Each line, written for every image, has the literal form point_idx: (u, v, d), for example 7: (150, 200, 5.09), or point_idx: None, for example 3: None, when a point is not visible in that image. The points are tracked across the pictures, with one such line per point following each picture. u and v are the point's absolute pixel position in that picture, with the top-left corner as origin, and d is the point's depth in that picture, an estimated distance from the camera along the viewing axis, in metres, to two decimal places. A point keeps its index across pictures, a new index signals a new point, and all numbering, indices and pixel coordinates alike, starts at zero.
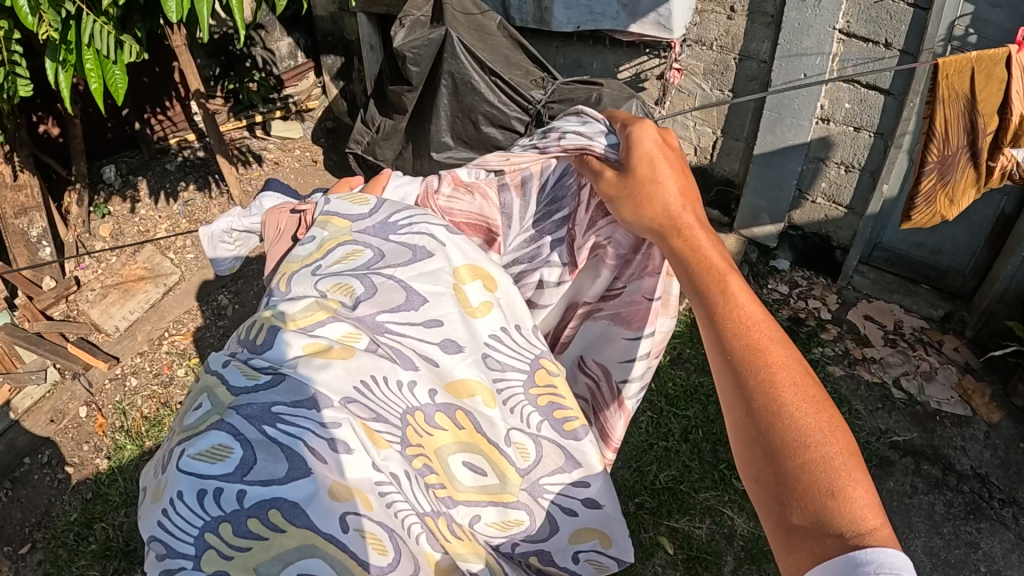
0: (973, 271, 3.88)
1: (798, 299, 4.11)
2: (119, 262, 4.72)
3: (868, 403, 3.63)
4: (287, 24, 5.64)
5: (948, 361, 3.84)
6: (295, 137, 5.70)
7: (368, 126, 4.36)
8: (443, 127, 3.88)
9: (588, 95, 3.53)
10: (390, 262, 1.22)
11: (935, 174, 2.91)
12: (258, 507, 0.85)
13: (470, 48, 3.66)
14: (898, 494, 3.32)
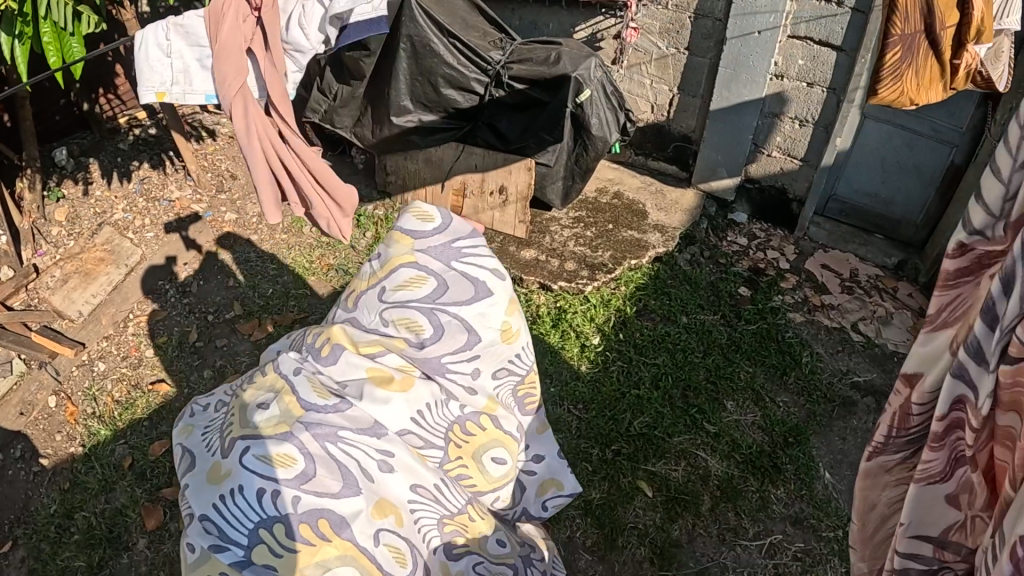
0: (923, 221, 4.14)
1: (758, 250, 3.95)
2: (78, 246, 4.63)
3: (829, 346, 3.60)
4: None
5: (902, 306, 4.00)
6: None
7: None
8: (402, 90, 3.71)
9: (546, 54, 3.51)
10: (452, 297, 2.15)
11: (899, 50, 2.94)
12: (308, 514, 1.63)
13: (429, 10, 3.51)
14: (863, 431, 3.30)
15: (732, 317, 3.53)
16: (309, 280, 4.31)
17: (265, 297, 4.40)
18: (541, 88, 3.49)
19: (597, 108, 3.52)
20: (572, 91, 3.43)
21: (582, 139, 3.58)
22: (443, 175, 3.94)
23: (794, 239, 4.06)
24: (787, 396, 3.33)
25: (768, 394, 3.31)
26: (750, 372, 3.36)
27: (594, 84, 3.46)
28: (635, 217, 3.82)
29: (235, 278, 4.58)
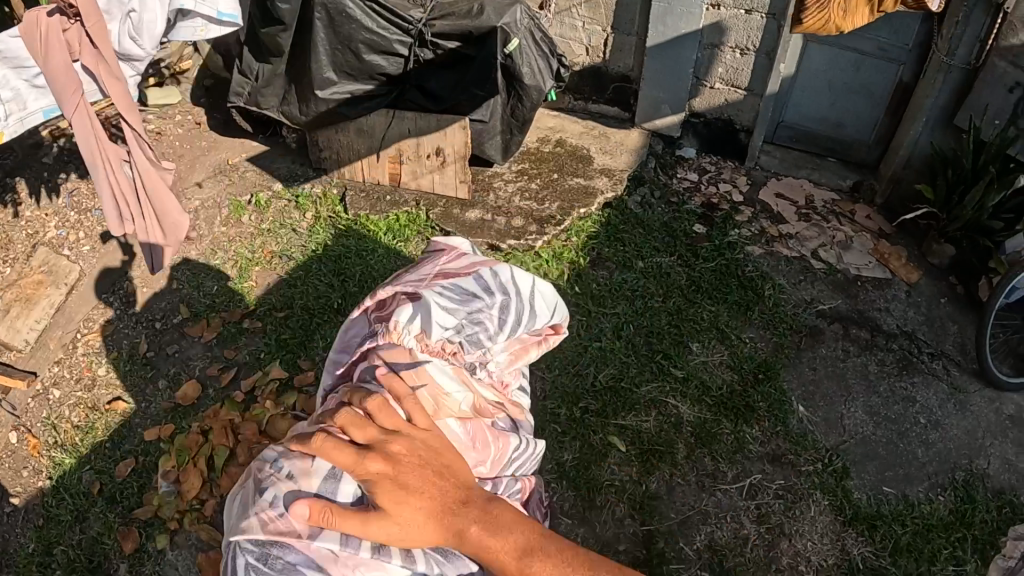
0: (877, 140, 4.25)
1: (709, 184, 3.83)
2: (14, 271, 4.22)
3: (790, 277, 3.53)
4: None
5: (861, 229, 4.00)
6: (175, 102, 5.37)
7: (247, 76, 4.12)
8: (323, 62, 3.45)
9: (468, 6, 3.36)
10: None
11: None
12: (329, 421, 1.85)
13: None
14: (832, 359, 3.39)
15: (690, 257, 3.41)
16: (254, 272, 4.11)
17: (208, 295, 4.13)
18: (467, 42, 3.35)
19: (527, 57, 3.39)
20: (500, 41, 3.29)
21: (515, 90, 3.45)
22: (377, 142, 3.73)
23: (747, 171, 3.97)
24: (754, 330, 3.30)
25: (735, 331, 3.26)
26: (713, 310, 3.28)
27: (522, 33, 3.33)
28: (581, 163, 3.65)
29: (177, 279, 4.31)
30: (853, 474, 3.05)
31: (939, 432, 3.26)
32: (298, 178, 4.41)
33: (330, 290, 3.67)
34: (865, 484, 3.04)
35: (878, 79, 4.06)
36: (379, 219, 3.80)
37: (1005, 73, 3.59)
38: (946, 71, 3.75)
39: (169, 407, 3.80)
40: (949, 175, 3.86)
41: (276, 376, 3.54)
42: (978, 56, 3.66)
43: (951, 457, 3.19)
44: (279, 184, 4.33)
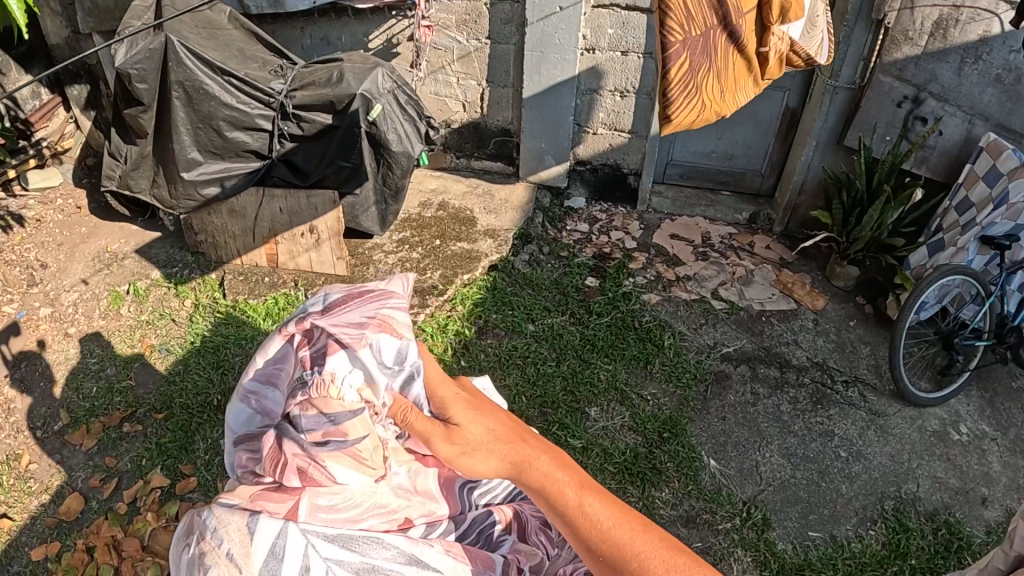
0: (769, 168, 4.25)
1: (601, 233, 3.76)
2: None
3: (690, 322, 3.41)
4: (21, 60, 4.83)
5: (762, 261, 4.03)
6: (56, 183, 5.00)
7: (116, 158, 3.66)
8: (185, 142, 3.18)
9: (328, 74, 3.17)
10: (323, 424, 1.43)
11: (687, 55, 2.01)
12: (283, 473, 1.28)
13: (199, 50, 3.04)
14: (741, 405, 3.19)
15: (584, 314, 3.28)
16: (134, 368, 3.73)
17: (89, 397, 3.63)
18: (328, 112, 3.13)
19: (393, 122, 3.19)
20: (362, 109, 3.08)
21: (382, 157, 3.22)
22: (251, 223, 3.40)
23: (640, 213, 3.95)
24: (654, 386, 3.12)
25: (635, 389, 3.08)
26: (611, 369, 3.12)
27: (384, 98, 3.13)
28: (463, 227, 3.52)
29: (60, 379, 3.76)
30: (774, 523, 2.80)
31: (862, 463, 3.09)
32: (176, 265, 4.15)
33: (211, 386, 3.44)
34: (789, 532, 2.79)
35: (765, 108, 4.05)
36: (258, 303, 3.65)
37: (891, 88, 3.61)
38: (834, 93, 3.76)
39: (50, 524, 3.14)
40: (845, 198, 3.83)
41: (157, 484, 3.19)
42: (862, 74, 3.70)
43: (878, 486, 3.01)
44: (157, 272, 4.14)
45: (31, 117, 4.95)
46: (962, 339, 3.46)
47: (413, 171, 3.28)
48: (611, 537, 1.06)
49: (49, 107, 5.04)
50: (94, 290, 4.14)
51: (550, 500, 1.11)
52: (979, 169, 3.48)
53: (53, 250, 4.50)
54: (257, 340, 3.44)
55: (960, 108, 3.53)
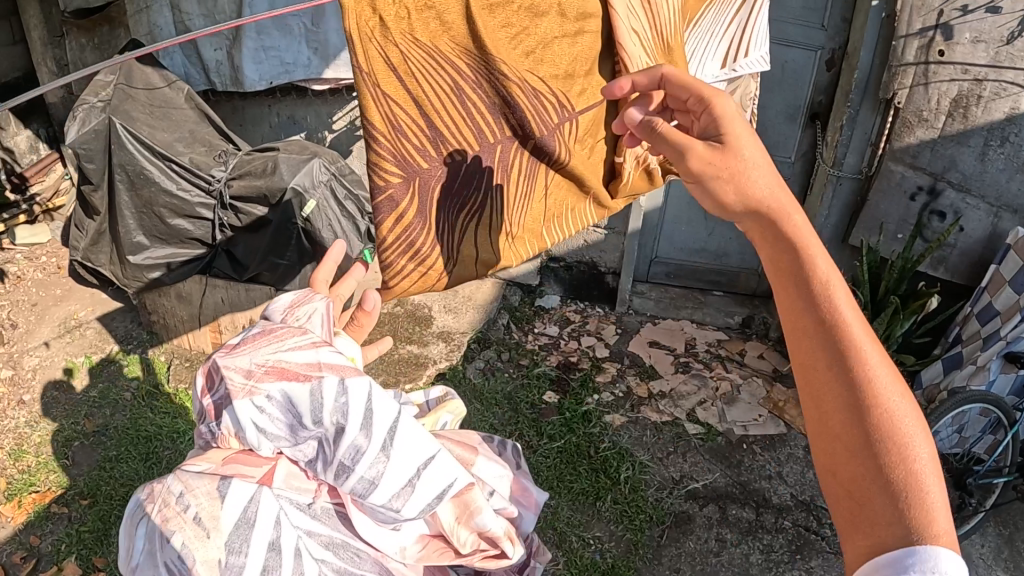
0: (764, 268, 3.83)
1: (570, 338, 3.64)
2: None
3: (655, 451, 3.13)
4: (22, 114, 4.63)
5: (752, 373, 3.60)
6: (44, 240, 4.68)
7: (79, 230, 3.40)
8: (129, 226, 3.08)
9: (263, 164, 3.04)
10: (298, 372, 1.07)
11: (426, 199, 1.46)
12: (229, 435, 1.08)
13: (142, 133, 2.93)
14: (701, 555, 2.77)
15: (534, 438, 3.06)
16: (72, 448, 3.52)
17: (24, 471, 3.41)
18: (261, 204, 3.04)
19: (328, 216, 3.09)
20: (295, 204, 3.00)
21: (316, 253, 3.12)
22: (197, 309, 3.28)
23: (619, 315, 3.84)
24: (600, 527, 2.80)
25: (578, 528, 2.78)
26: (553, 506, 2.84)
27: (318, 191, 3.04)
28: (416, 327, 3.45)
29: (4, 448, 3.50)
30: None
31: None
32: (131, 343, 4.03)
33: (134, 481, 3.30)
34: None
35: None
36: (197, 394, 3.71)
37: (904, 177, 3.35)
38: (838, 182, 3.54)
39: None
40: None
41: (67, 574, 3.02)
42: (869, 163, 3.45)
43: None
44: (113, 346, 4.01)
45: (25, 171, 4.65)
46: (979, 476, 3.01)
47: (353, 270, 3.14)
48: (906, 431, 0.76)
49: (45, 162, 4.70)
50: (52, 357, 3.94)
51: (818, 337, 0.81)
52: (1005, 273, 3.13)
53: (26, 309, 4.25)
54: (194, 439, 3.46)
55: (983, 200, 3.24)
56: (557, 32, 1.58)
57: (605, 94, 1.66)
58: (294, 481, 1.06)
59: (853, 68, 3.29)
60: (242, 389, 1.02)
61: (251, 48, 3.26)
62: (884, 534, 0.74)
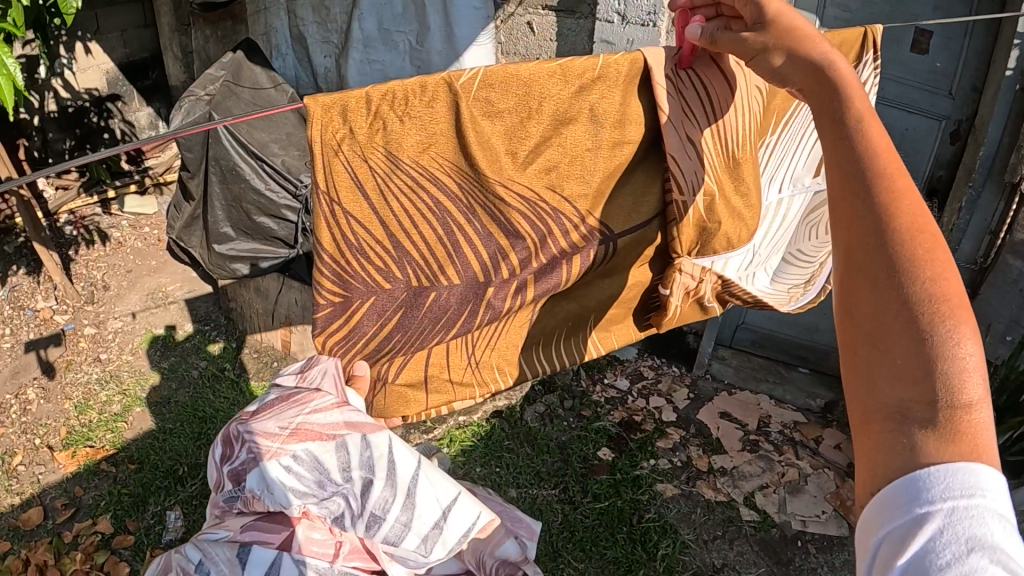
0: None
1: (639, 396, 3.52)
2: None
3: (701, 531, 2.95)
4: (147, 93, 5.05)
5: (823, 466, 3.29)
6: (150, 212, 4.94)
7: (178, 211, 3.60)
8: (219, 217, 3.26)
9: None
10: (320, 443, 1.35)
11: (391, 319, 1.60)
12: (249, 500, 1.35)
13: (236, 131, 3.08)
14: None
15: (577, 494, 3.00)
16: (134, 413, 3.71)
17: (85, 423, 3.68)
18: None
19: None
20: None
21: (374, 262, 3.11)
22: (271, 306, 3.64)
23: (693, 377, 3.65)
24: None
25: None
26: (580, 569, 2.75)
27: None
28: None
29: (73, 399, 3.82)
30: None
31: None
32: (208, 325, 4.17)
33: (184, 457, 3.44)
34: None
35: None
36: (259, 385, 3.75)
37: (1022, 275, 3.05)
38: None
39: (10, 526, 3.29)
40: None
41: (100, 528, 3.21)
42: (986, 254, 3.16)
43: None
44: (190, 325, 4.17)
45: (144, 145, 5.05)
46: None
47: None
48: (975, 396, 0.77)
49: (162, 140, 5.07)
50: (135, 322, 4.19)
51: (903, 268, 0.86)
52: None
53: (121, 274, 4.50)
54: None
55: None
56: (558, 156, 1.62)
57: (673, 210, 1.75)
58: (313, 536, 1.38)
59: (980, 144, 2.96)
60: (272, 452, 1.32)
61: (358, 60, 3.37)
62: (901, 403, 0.80)
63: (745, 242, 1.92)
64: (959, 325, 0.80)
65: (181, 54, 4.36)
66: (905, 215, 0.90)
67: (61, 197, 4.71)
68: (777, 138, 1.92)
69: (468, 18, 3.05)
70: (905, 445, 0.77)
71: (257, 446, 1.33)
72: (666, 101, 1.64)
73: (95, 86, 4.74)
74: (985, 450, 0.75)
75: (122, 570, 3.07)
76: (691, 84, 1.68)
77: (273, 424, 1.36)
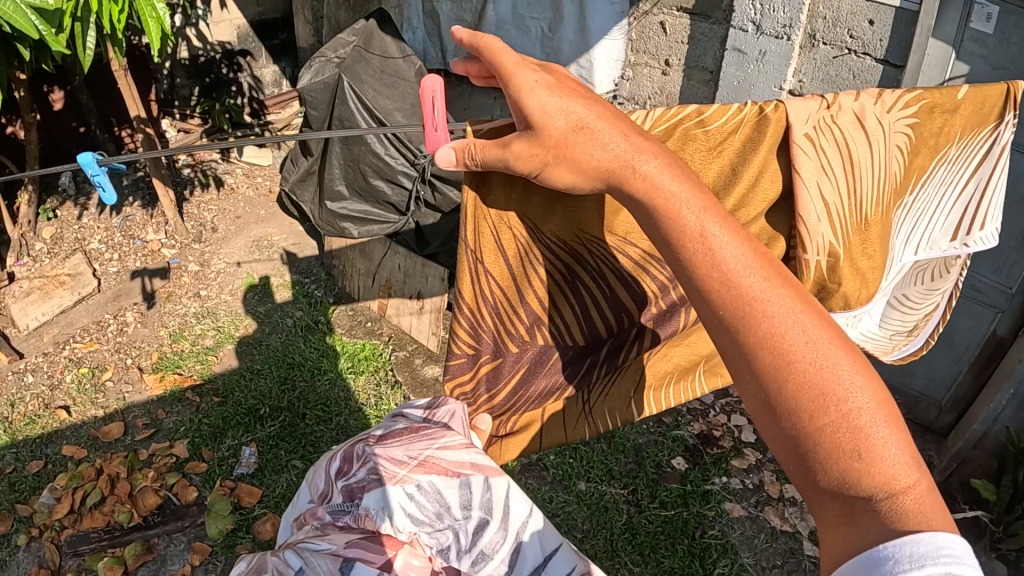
0: (951, 402, 3.38)
1: (720, 412, 3.49)
2: (48, 264, 4.27)
3: (761, 557, 2.91)
4: (274, 52, 5.28)
5: None
6: (264, 164, 5.22)
7: (294, 165, 3.76)
8: (335, 175, 3.40)
9: None
10: (439, 459, 1.42)
11: (519, 370, 1.73)
12: (353, 513, 1.35)
13: (363, 94, 3.27)
14: None
15: (645, 497, 3.02)
16: (224, 349, 3.91)
17: (177, 351, 3.91)
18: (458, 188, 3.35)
19: None
20: None
21: None
22: (373, 267, 3.77)
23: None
24: None
25: None
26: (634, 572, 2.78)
27: None
28: None
29: (168, 328, 4.05)
30: None
31: None
32: (307, 277, 4.33)
33: (270, 397, 3.61)
34: None
35: (963, 329, 3.20)
36: (349, 341, 3.89)
37: None
38: None
39: (90, 435, 3.53)
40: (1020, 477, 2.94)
41: (175, 452, 3.42)
42: None
43: None
44: (288, 276, 4.34)
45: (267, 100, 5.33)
46: None
47: None
48: (887, 459, 0.75)
49: (285, 98, 5.36)
50: (237, 266, 4.40)
51: (771, 339, 0.81)
52: None
53: (230, 219, 4.75)
54: (330, 381, 3.67)
55: None
56: None
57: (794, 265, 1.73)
58: (413, 563, 1.28)
59: None
60: (396, 476, 1.37)
61: None
62: (835, 493, 0.76)
63: (861, 305, 1.88)
64: (854, 382, 0.78)
65: (311, 18, 4.49)
66: (743, 264, 0.85)
67: (183, 138, 4.94)
68: (914, 196, 1.85)
69: (603, 13, 3.11)
70: (859, 539, 0.74)
71: (383, 467, 1.39)
72: (804, 167, 1.59)
73: (226, 40, 4.98)
74: (929, 521, 0.72)
75: (192, 495, 3.27)
76: (833, 134, 1.62)
77: (399, 452, 1.43)
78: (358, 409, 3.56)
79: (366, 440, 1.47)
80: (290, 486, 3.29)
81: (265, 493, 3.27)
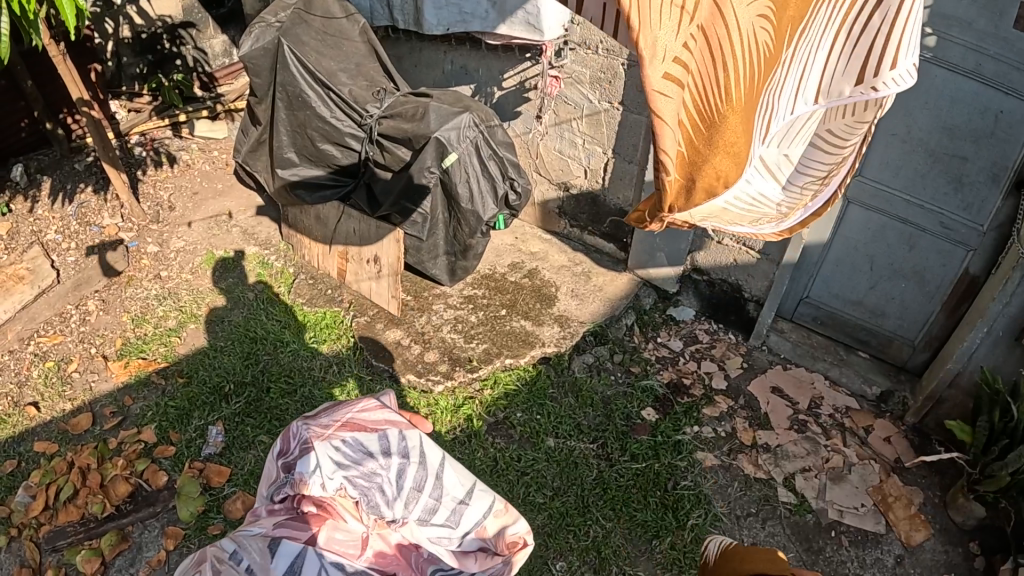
0: (924, 341, 3.34)
1: (690, 358, 3.55)
2: (6, 261, 4.10)
3: (737, 507, 2.99)
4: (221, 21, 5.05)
5: (871, 457, 3.21)
6: (220, 137, 5.01)
7: (244, 134, 3.63)
8: (283, 142, 3.36)
9: (415, 109, 3.17)
10: (359, 432, 1.95)
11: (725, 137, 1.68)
12: (299, 478, 1.84)
13: (305, 58, 3.17)
14: None
15: (616, 451, 3.12)
16: (187, 329, 3.80)
17: (141, 336, 3.79)
18: (407, 149, 3.20)
19: (468, 175, 3.20)
20: (437, 153, 3.11)
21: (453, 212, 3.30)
22: (329, 234, 3.76)
23: (750, 348, 3.65)
24: (646, 568, 2.79)
25: (621, 563, 2.79)
26: (607, 528, 2.88)
27: (462, 147, 3.13)
28: (538, 304, 3.65)
29: (131, 313, 3.92)
30: None
31: None
32: (268, 249, 4.21)
33: (234, 373, 3.52)
34: None
35: (934, 266, 3.15)
36: (311, 311, 3.78)
37: None
38: None
39: (60, 429, 3.42)
40: (994, 418, 2.87)
41: (143, 437, 3.32)
42: None
43: None
44: (251, 248, 4.22)
45: (215, 72, 5.13)
46: None
47: (480, 232, 3.32)
48: None
49: (233, 69, 5.14)
50: (196, 243, 4.27)
51: None
52: None
53: (187, 196, 4.61)
54: (294, 352, 3.57)
55: None
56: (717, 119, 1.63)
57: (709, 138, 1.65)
58: (337, 537, 1.76)
59: None
60: (323, 436, 1.92)
61: None
62: None
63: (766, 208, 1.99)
64: None
65: None
66: None
67: (132, 118, 4.84)
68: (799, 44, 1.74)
69: None
70: None
71: (311, 431, 1.95)
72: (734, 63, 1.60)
73: (169, 14, 4.78)
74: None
75: (162, 479, 3.18)
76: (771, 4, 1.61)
77: (325, 421, 2.00)
78: (322, 378, 3.46)
79: (301, 425, 1.97)
80: (259, 463, 3.21)
81: (234, 472, 3.18)
